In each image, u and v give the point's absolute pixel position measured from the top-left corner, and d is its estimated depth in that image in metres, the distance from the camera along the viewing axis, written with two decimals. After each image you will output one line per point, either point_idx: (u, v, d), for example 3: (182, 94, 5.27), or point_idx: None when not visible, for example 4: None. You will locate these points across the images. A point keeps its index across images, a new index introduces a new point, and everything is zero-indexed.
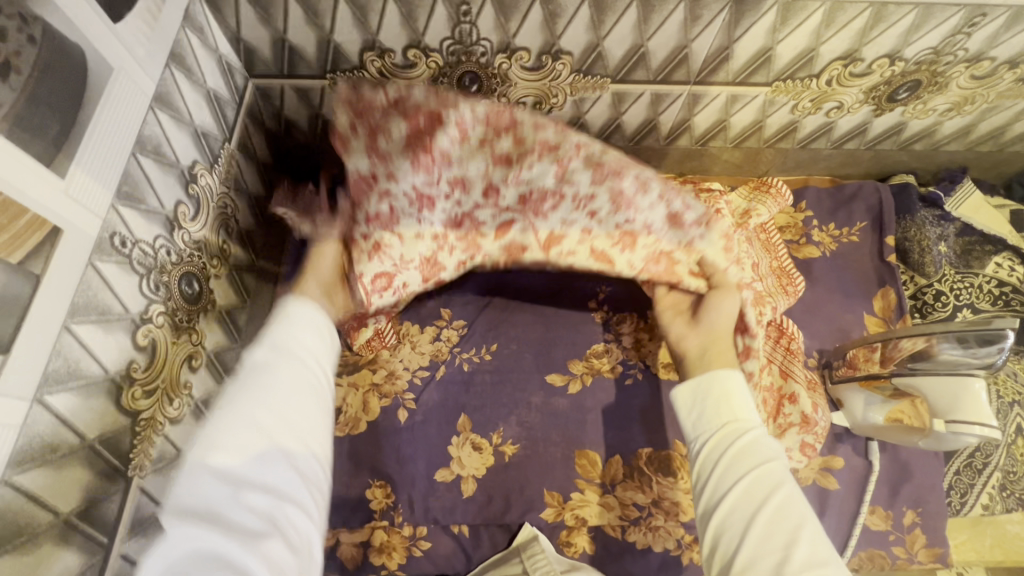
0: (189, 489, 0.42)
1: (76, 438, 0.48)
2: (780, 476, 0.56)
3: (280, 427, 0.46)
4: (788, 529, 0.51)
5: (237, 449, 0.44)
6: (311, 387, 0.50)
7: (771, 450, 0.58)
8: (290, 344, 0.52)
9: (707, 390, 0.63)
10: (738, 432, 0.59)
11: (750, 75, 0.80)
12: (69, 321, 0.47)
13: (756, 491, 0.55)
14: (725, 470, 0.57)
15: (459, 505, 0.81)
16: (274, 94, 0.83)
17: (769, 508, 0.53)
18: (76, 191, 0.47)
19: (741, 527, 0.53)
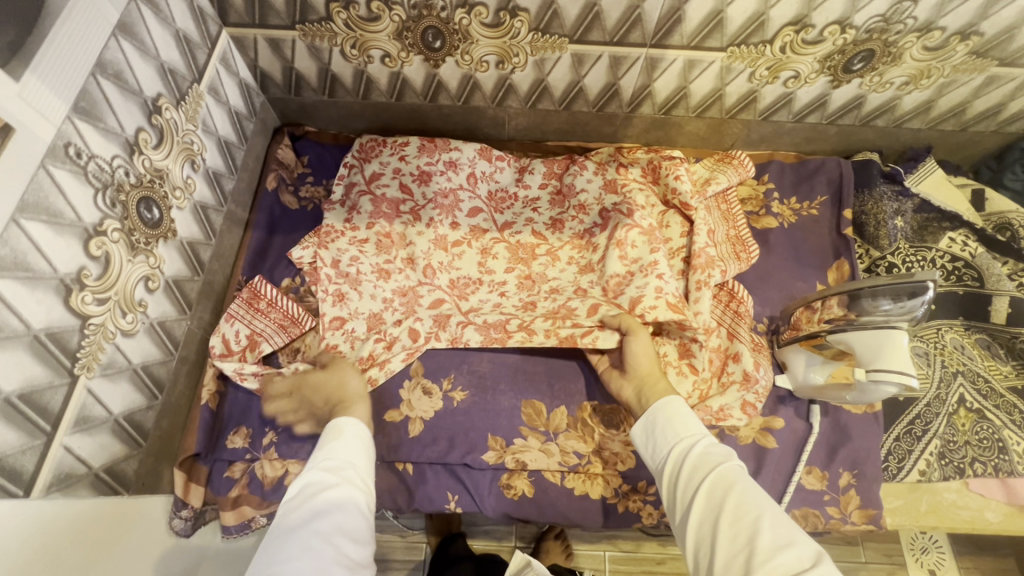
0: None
1: (20, 324, 0.52)
2: (734, 470, 0.59)
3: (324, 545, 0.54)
4: (748, 516, 0.54)
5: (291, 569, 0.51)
6: (355, 494, 0.60)
7: (723, 453, 0.62)
8: (339, 463, 0.63)
9: (656, 417, 0.69)
10: (689, 443, 0.65)
11: (704, 40, 0.82)
12: (18, 215, 0.51)
13: (714, 493, 0.58)
14: (686, 481, 0.61)
15: (405, 444, 0.84)
16: (248, 44, 0.87)
17: (731, 504, 0.56)
18: (29, 96, 0.51)
19: (710, 531, 0.56)
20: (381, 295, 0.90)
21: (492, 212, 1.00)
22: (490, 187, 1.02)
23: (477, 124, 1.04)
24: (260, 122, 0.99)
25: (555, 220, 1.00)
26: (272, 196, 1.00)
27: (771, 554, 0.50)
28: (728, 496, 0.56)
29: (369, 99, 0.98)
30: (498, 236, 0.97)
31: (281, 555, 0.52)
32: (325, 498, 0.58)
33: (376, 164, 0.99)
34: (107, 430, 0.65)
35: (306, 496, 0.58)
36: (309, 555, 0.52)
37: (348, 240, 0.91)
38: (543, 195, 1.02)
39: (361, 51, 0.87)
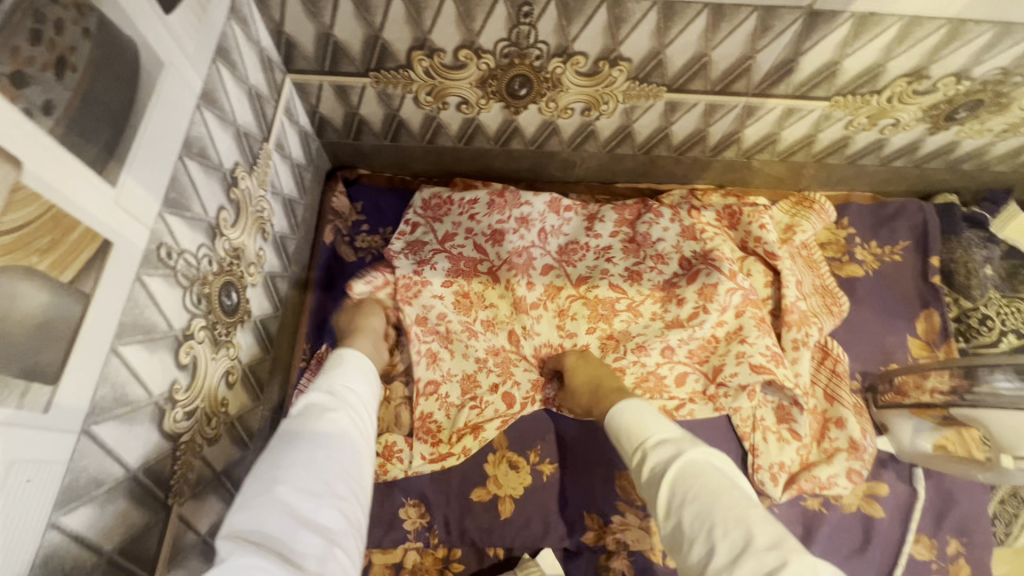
0: (262, 485, 0.42)
1: (120, 469, 0.44)
2: (688, 468, 0.51)
3: (320, 473, 0.45)
4: (705, 517, 0.47)
5: (300, 472, 0.44)
6: (353, 413, 0.54)
7: (671, 450, 0.53)
8: (340, 387, 0.56)
9: (614, 421, 0.61)
10: (642, 444, 0.56)
11: (811, 89, 0.77)
12: (117, 343, 0.43)
13: (673, 497, 0.50)
14: (646, 486, 0.53)
15: (497, 527, 0.78)
16: (311, 90, 0.79)
17: (687, 509, 0.48)
18: (125, 199, 0.43)
19: (674, 531, 0.49)
20: (473, 355, 0.84)
21: (564, 269, 0.91)
22: (558, 242, 0.93)
23: (544, 168, 0.98)
24: (314, 169, 0.91)
25: (632, 271, 0.90)
26: (329, 249, 0.92)
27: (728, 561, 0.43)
28: (685, 497, 0.49)
29: (435, 143, 0.91)
30: (573, 293, 0.89)
31: (290, 455, 0.45)
32: (328, 412, 0.51)
33: (448, 223, 0.92)
34: (196, 554, 0.57)
35: (312, 408, 0.51)
36: (317, 461, 0.45)
37: (434, 292, 0.85)
38: (615, 243, 0.93)
39: (437, 98, 0.80)
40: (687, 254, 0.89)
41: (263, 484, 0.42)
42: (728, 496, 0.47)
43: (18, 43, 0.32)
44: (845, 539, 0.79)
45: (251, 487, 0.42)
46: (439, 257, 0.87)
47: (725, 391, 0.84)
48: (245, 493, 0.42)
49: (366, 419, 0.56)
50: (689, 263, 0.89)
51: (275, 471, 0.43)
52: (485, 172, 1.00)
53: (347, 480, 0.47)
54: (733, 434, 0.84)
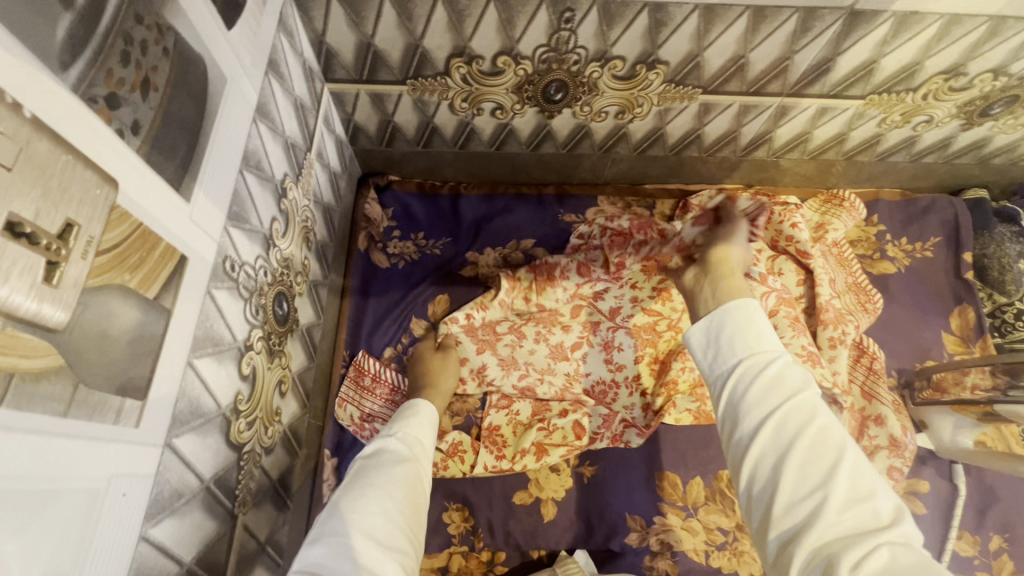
0: (337, 523, 0.44)
1: (196, 481, 0.45)
2: (811, 406, 0.42)
3: (379, 522, 0.45)
4: (824, 455, 0.39)
5: (370, 518, 0.45)
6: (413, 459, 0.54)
7: (801, 378, 0.44)
8: (412, 438, 0.57)
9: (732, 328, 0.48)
10: (763, 357, 0.46)
11: (846, 88, 0.77)
12: (192, 356, 0.43)
13: (786, 421, 0.41)
14: (745, 404, 0.44)
15: (541, 530, 0.79)
16: (348, 99, 0.79)
17: (801, 443, 0.40)
18: (197, 214, 0.43)
19: (766, 459, 0.41)
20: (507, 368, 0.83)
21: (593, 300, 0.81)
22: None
23: (573, 170, 0.98)
24: (347, 177, 0.91)
25: None
26: (363, 256, 0.93)
27: (841, 509, 0.36)
28: (802, 434, 0.40)
29: (466, 148, 0.91)
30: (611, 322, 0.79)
31: (362, 500, 0.47)
32: (399, 464, 0.52)
33: None
34: (257, 562, 0.58)
35: (384, 457, 0.53)
36: (387, 510, 0.47)
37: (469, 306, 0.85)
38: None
39: (472, 104, 0.80)
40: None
41: (338, 524, 0.44)
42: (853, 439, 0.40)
43: (111, 65, 0.33)
44: None
45: (328, 524, 0.45)
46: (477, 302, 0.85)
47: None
48: (323, 529, 0.44)
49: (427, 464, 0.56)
50: None
51: (347, 515, 0.45)
52: (514, 175, 1.00)
53: (408, 540, 0.46)
54: None
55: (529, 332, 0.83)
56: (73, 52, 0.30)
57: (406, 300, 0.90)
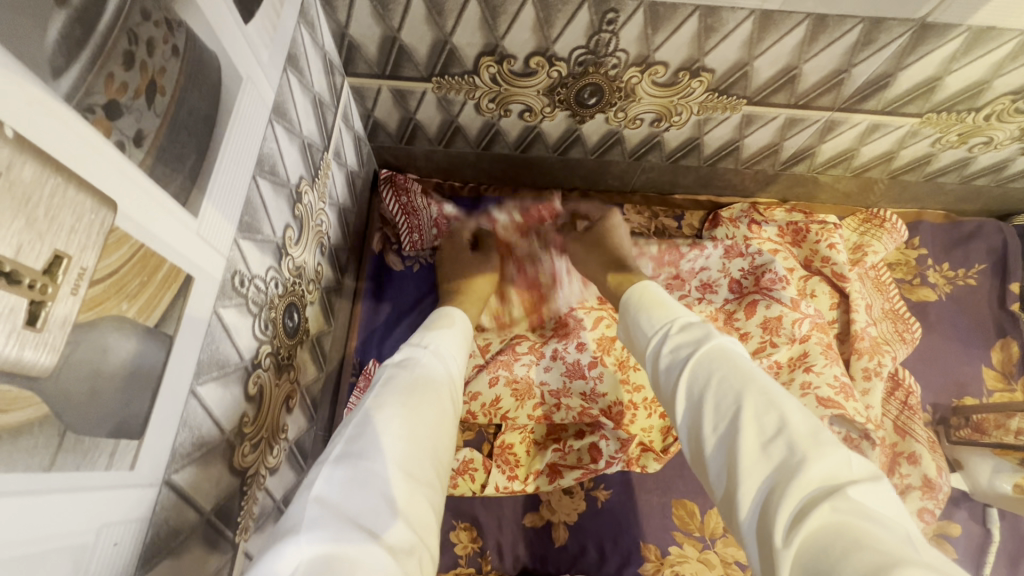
0: (362, 445, 0.40)
1: (195, 515, 0.41)
2: (738, 377, 0.43)
3: (408, 454, 0.41)
4: (730, 404, 0.42)
5: (395, 445, 0.41)
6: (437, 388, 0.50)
7: (727, 359, 0.46)
8: (436, 358, 0.54)
9: (642, 309, 0.59)
10: (671, 328, 0.53)
11: (903, 105, 0.72)
12: (195, 384, 0.40)
13: (719, 404, 0.43)
14: (667, 378, 0.50)
15: (552, 554, 0.76)
16: (368, 94, 0.75)
17: (714, 395, 0.44)
18: (206, 229, 0.40)
19: (696, 424, 0.44)
20: (520, 387, 0.80)
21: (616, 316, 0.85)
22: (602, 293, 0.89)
23: (600, 178, 0.94)
24: (365, 175, 0.87)
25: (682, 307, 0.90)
26: (377, 258, 0.90)
27: (761, 457, 0.38)
28: (733, 403, 0.42)
29: (490, 150, 0.87)
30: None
31: (390, 422, 0.42)
32: (425, 389, 0.48)
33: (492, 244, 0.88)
34: None
35: (411, 376, 0.49)
36: (411, 438, 0.43)
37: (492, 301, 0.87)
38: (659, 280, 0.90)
39: (499, 105, 0.75)
40: (736, 276, 0.88)
41: (365, 447, 0.40)
42: (778, 402, 0.41)
43: (112, 69, 0.29)
44: None
45: (354, 445, 0.40)
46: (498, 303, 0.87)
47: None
48: (351, 449, 0.40)
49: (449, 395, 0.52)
50: (739, 287, 0.88)
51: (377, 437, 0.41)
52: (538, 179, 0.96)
53: (432, 473, 0.43)
54: None
55: (548, 349, 0.83)
56: (66, 56, 0.26)
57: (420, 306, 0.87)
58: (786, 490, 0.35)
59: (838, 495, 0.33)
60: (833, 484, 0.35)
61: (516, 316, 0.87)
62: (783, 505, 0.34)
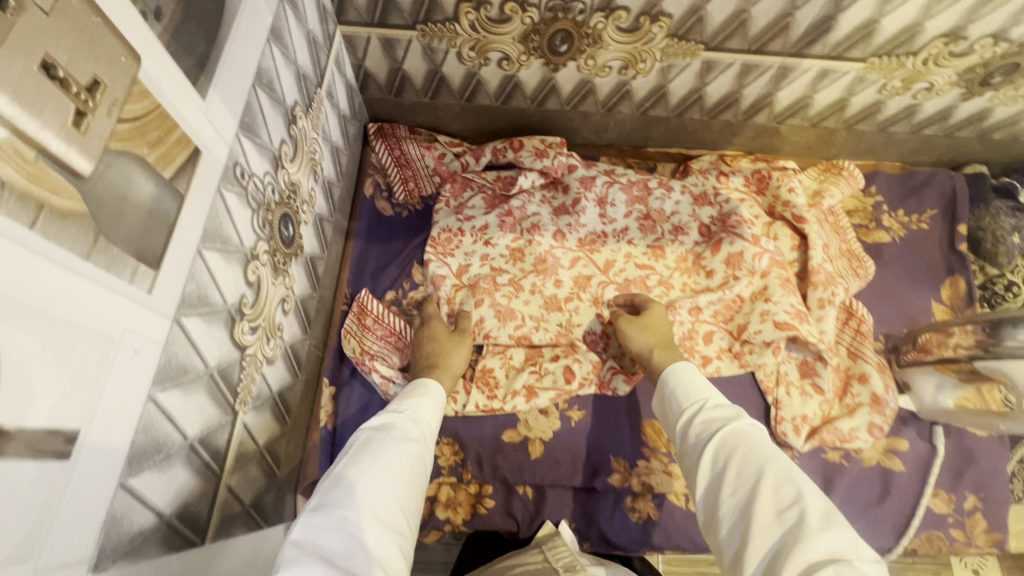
0: (338, 495, 0.47)
1: (201, 364, 0.48)
2: (761, 456, 0.48)
3: (380, 502, 0.48)
4: (750, 475, 0.48)
5: (370, 494, 0.48)
6: (418, 444, 0.57)
7: (756, 440, 0.51)
8: (419, 417, 0.61)
9: (670, 377, 0.64)
10: (700, 402, 0.58)
11: (847, 50, 0.79)
12: (201, 246, 0.46)
13: (739, 480, 0.48)
14: (690, 442, 0.56)
15: (528, 466, 0.81)
16: (359, 43, 0.82)
17: (733, 470, 0.49)
18: (211, 113, 0.46)
19: (712, 489, 0.51)
20: (498, 318, 0.87)
21: (590, 255, 0.93)
22: (581, 234, 0.94)
23: (577, 131, 1.01)
24: (356, 124, 0.94)
25: (654, 247, 0.94)
26: (369, 203, 0.97)
27: (774, 524, 0.44)
28: (755, 483, 0.47)
29: (473, 102, 0.93)
30: (605, 279, 0.91)
31: (365, 477, 0.49)
32: (406, 447, 0.55)
33: (473, 195, 0.96)
34: (254, 462, 0.61)
35: (391, 433, 0.56)
36: (388, 490, 0.50)
37: (474, 238, 0.92)
38: (631, 223, 0.95)
39: (479, 53, 0.82)
40: (705, 220, 0.94)
41: (341, 496, 0.47)
42: (800, 482, 0.46)
43: None
44: (864, 491, 0.82)
45: (332, 494, 0.47)
46: (483, 244, 0.92)
47: (750, 348, 0.88)
48: (325, 499, 0.47)
49: (429, 450, 0.59)
50: (709, 231, 0.93)
51: (351, 489, 0.48)
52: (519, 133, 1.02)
53: (403, 519, 0.49)
54: (757, 390, 0.87)
55: (526, 284, 0.89)
56: None
57: (410, 246, 0.94)
58: (792, 559, 0.40)
59: (841, 562, 0.39)
60: (838, 553, 0.40)
61: (498, 256, 0.91)
62: (787, 566, 0.40)
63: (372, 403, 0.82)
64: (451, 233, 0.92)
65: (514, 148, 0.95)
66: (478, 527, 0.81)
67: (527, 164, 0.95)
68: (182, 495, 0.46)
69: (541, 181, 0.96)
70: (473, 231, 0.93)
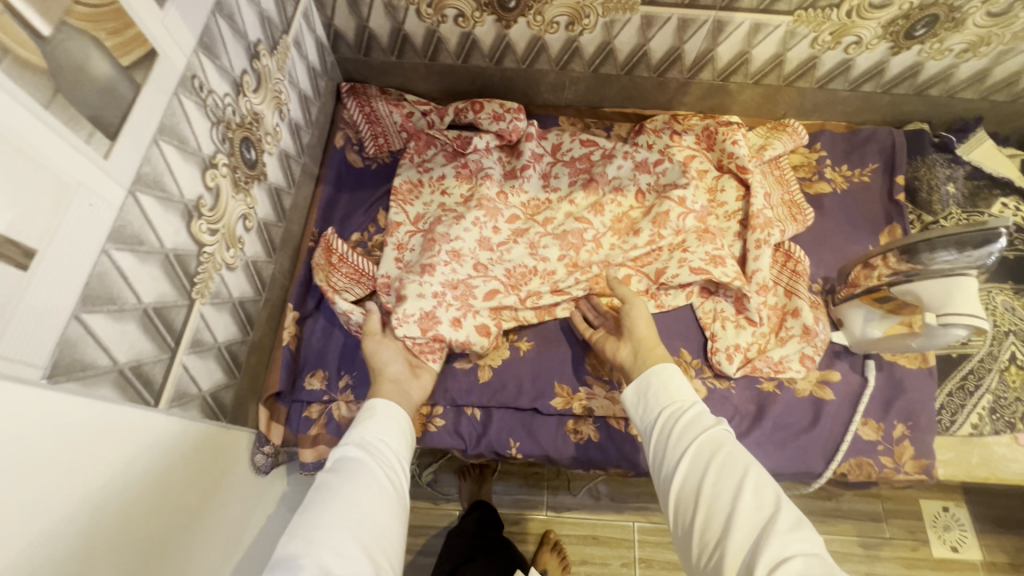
0: (298, 545, 0.49)
1: (156, 242, 0.55)
2: (742, 464, 0.53)
3: (345, 534, 0.50)
4: (733, 480, 0.52)
5: (332, 534, 0.50)
6: (380, 471, 0.59)
7: (741, 451, 0.55)
8: (375, 444, 0.62)
9: (653, 381, 0.66)
10: (685, 409, 0.62)
11: (773, 3, 0.85)
12: (158, 137, 0.54)
13: (720, 484, 0.52)
14: (670, 451, 0.59)
15: (475, 389, 0.87)
16: (327, 1, 0.90)
17: (714, 476, 0.53)
18: (169, 23, 0.54)
19: (694, 492, 0.54)
20: (441, 273, 0.86)
21: (529, 215, 0.98)
22: (523, 198, 0.99)
23: (536, 90, 1.08)
24: (328, 81, 1.02)
25: (594, 204, 0.98)
26: (339, 153, 1.04)
27: (753, 518, 0.49)
28: (735, 487, 0.51)
29: (436, 61, 1.01)
30: (542, 231, 0.96)
31: (328, 515, 0.52)
32: (368, 477, 0.57)
33: (434, 151, 1.03)
34: (212, 355, 0.68)
35: (347, 468, 0.58)
36: (352, 525, 0.52)
37: (432, 191, 0.99)
38: (575, 187, 1.00)
39: (436, 10, 0.90)
40: (643, 188, 0.97)
41: (300, 545, 0.49)
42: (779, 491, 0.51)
43: None
44: (795, 418, 0.86)
45: (293, 545, 0.49)
46: (440, 194, 0.98)
47: (666, 290, 0.93)
48: (284, 554, 0.48)
49: (395, 471, 0.61)
50: (644, 195, 0.97)
51: (310, 536, 0.50)
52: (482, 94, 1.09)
53: (376, 546, 0.52)
54: (697, 326, 0.92)
55: (470, 218, 0.91)
56: None
57: (376, 195, 1.02)
58: (766, 553, 0.45)
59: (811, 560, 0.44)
60: (805, 550, 0.45)
61: (453, 202, 0.97)
62: (764, 560, 0.45)
63: (336, 327, 0.88)
64: (409, 187, 0.99)
65: (475, 109, 1.01)
66: (427, 443, 0.87)
67: (485, 126, 1.01)
68: (135, 352, 0.53)
69: (498, 143, 1.01)
70: (423, 192, 0.99)
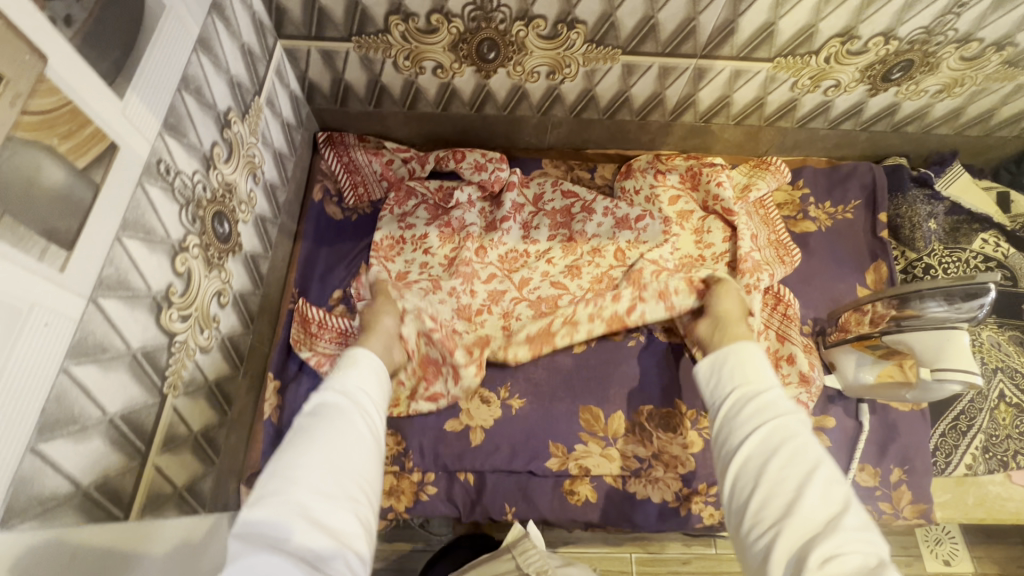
0: (275, 486, 0.45)
1: (122, 344, 0.51)
2: (814, 462, 0.50)
3: (325, 481, 0.47)
4: (799, 475, 0.50)
5: (311, 477, 0.47)
6: (360, 421, 0.54)
7: (812, 446, 0.52)
8: (354, 391, 0.57)
9: (728, 361, 0.63)
10: (758, 393, 0.58)
11: (753, 50, 0.85)
12: (121, 234, 0.50)
13: (785, 476, 0.50)
14: (736, 426, 0.57)
15: (468, 453, 0.84)
16: (300, 56, 0.87)
17: (781, 469, 0.51)
18: (131, 113, 0.51)
19: (755, 478, 0.52)
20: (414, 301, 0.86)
21: (509, 274, 0.96)
22: (501, 251, 0.97)
23: (518, 134, 1.06)
24: (305, 133, 0.99)
25: (571, 267, 0.96)
26: (318, 206, 1.01)
27: (818, 516, 0.47)
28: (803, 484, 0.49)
29: (415, 109, 0.99)
30: (517, 295, 0.94)
31: (308, 457, 0.48)
32: (346, 424, 0.53)
33: (410, 206, 0.99)
34: (186, 447, 0.64)
35: (325, 415, 0.53)
36: (332, 469, 0.48)
37: (414, 248, 0.95)
38: (553, 244, 0.98)
39: (414, 62, 0.88)
40: (623, 245, 0.96)
41: (278, 487, 0.45)
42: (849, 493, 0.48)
43: None
44: None
45: (269, 485, 0.45)
46: (423, 252, 0.94)
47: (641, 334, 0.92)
48: (263, 492, 0.45)
49: (374, 420, 0.57)
50: (623, 257, 0.95)
51: (289, 477, 0.46)
52: (463, 138, 1.07)
53: (358, 494, 0.49)
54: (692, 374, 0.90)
55: (447, 285, 0.90)
56: None
57: (358, 250, 0.98)
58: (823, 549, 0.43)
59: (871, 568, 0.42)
60: (863, 557, 0.43)
61: (436, 265, 0.94)
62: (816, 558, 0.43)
63: None
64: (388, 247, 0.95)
65: (456, 159, 1.00)
66: (420, 512, 0.83)
67: (467, 176, 1.00)
68: (101, 469, 0.50)
69: (480, 194, 1.00)
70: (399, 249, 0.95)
